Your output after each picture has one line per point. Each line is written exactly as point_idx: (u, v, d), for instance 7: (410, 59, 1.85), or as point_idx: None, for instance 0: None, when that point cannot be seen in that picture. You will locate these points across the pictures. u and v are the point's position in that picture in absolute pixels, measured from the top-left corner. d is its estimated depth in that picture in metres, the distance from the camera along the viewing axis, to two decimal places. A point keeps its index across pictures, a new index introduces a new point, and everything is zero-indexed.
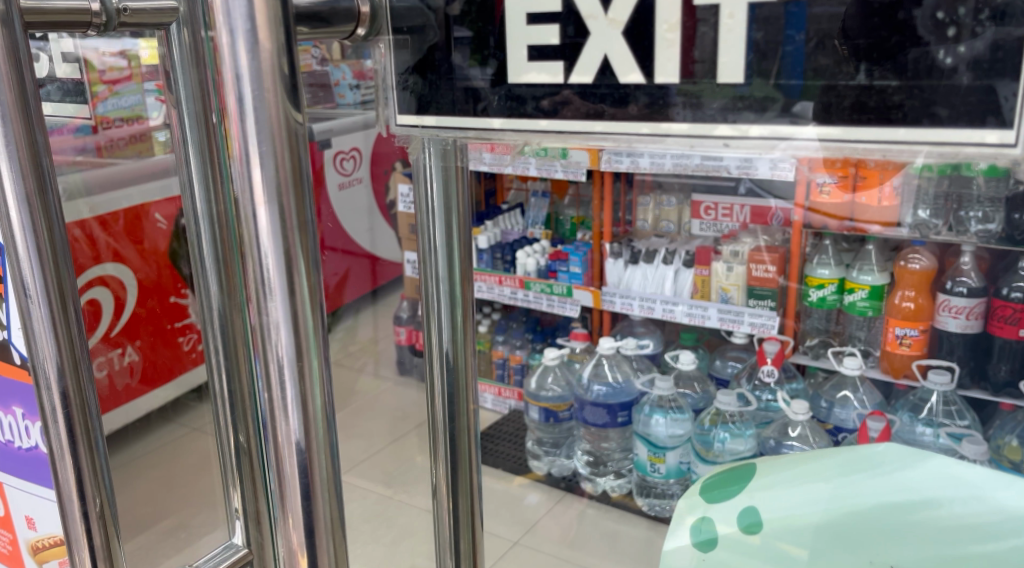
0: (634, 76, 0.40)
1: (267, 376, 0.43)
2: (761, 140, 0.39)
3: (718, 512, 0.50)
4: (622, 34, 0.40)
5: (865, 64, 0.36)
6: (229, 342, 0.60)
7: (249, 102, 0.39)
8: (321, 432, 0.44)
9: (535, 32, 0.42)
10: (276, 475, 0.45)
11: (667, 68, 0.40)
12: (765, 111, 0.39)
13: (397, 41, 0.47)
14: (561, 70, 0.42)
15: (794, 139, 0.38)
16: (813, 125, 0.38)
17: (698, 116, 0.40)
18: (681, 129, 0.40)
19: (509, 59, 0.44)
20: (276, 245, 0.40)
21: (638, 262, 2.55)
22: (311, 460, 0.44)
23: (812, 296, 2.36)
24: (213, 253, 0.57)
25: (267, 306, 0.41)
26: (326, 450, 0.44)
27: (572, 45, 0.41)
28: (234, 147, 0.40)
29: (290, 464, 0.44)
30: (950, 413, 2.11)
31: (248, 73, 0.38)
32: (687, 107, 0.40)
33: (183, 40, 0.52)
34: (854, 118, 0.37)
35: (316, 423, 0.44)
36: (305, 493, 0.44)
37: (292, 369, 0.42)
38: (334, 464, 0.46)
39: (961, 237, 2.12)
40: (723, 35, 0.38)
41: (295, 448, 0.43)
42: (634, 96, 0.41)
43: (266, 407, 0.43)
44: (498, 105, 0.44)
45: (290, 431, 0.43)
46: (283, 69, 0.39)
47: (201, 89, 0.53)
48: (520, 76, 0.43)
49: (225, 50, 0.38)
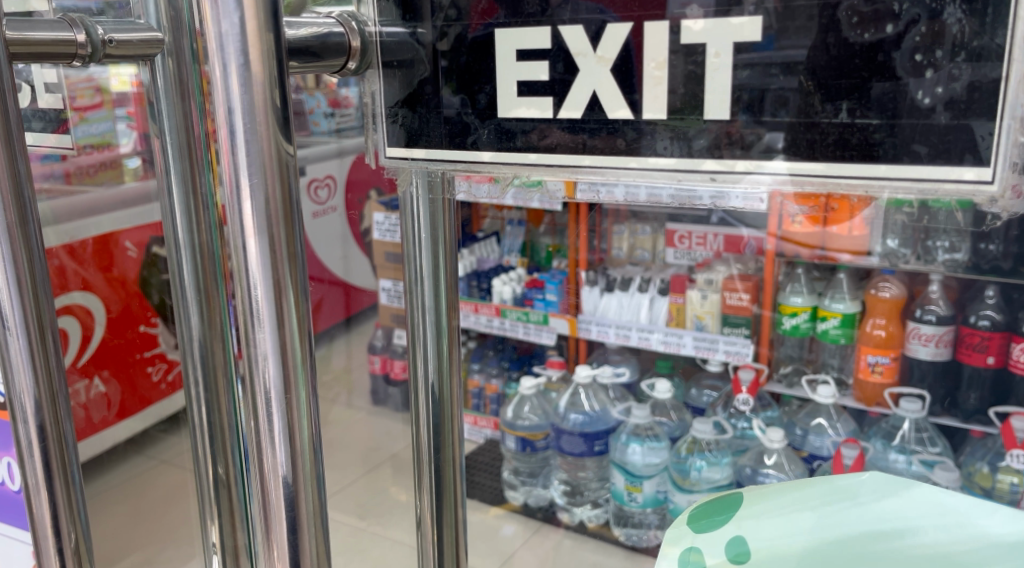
0: (624, 112, 0.41)
1: (254, 401, 0.43)
2: (746, 176, 0.40)
3: (706, 541, 0.47)
4: (611, 69, 0.41)
5: (847, 103, 0.37)
6: (209, 369, 0.61)
7: (241, 134, 0.39)
8: (308, 464, 0.44)
9: (526, 64, 0.43)
10: (261, 509, 0.44)
11: (655, 105, 0.40)
12: (751, 147, 0.39)
13: (386, 74, 0.47)
14: (550, 105, 0.43)
15: (778, 174, 0.39)
16: (794, 161, 0.39)
17: (685, 150, 0.40)
18: (669, 163, 0.41)
19: (499, 93, 0.44)
20: (261, 276, 0.40)
21: (614, 290, 2.56)
22: (298, 493, 0.44)
23: (785, 324, 2.40)
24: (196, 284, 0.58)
25: (255, 337, 0.41)
26: (313, 483, 0.44)
27: (561, 80, 0.42)
28: (224, 180, 0.40)
29: (276, 496, 0.44)
30: (923, 440, 2.15)
31: (241, 104, 0.39)
32: (677, 142, 0.40)
33: (169, 71, 0.53)
34: (837, 154, 0.38)
35: (303, 453, 0.44)
36: (291, 526, 0.44)
37: (280, 403, 0.42)
38: (321, 497, 0.45)
39: (929, 265, 2.22)
40: (710, 73, 0.39)
41: (282, 481, 0.43)
42: (623, 131, 0.41)
43: (252, 437, 0.43)
44: (489, 139, 0.45)
45: (277, 463, 0.43)
46: (276, 102, 0.39)
47: (185, 119, 0.54)
48: (510, 111, 0.44)
49: (217, 83, 0.38)
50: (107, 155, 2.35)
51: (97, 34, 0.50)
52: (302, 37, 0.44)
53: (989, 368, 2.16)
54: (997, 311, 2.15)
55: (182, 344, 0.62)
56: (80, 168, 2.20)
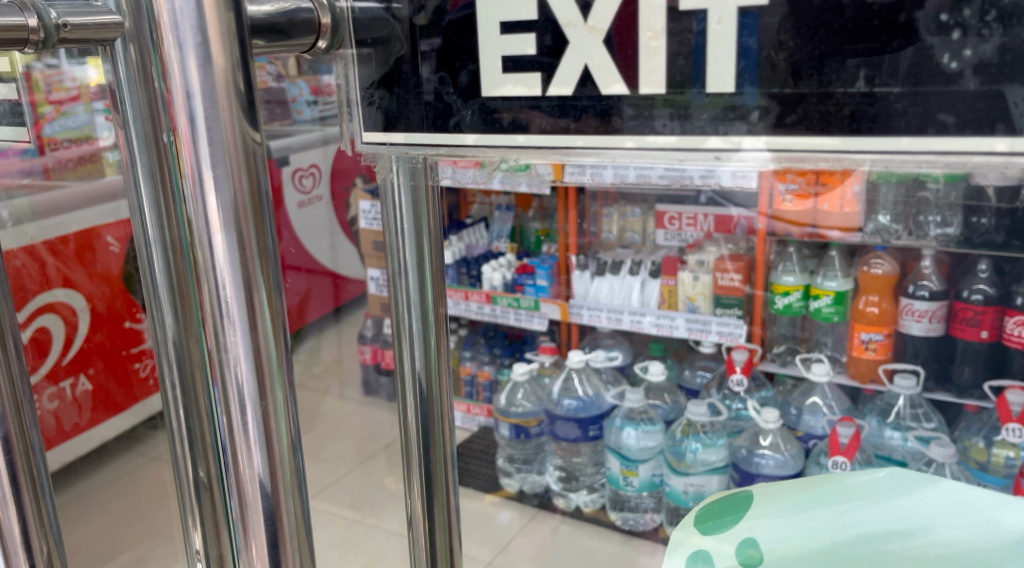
0: (618, 87, 0.38)
1: (226, 402, 0.39)
2: (754, 153, 0.37)
3: (714, 545, 0.44)
4: (605, 39, 0.38)
5: (864, 70, 0.34)
6: (185, 369, 0.58)
7: (202, 122, 0.36)
8: (287, 470, 0.41)
9: (508, 37, 0.40)
10: (240, 523, 0.41)
11: (653, 78, 0.37)
12: (759, 121, 0.36)
13: (361, 54, 0.44)
14: (539, 83, 0.40)
15: (788, 153, 0.36)
16: (810, 134, 0.36)
17: (687, 126, 0.37)
18: (670, 141, 0.38)
19: (484, 70, 0.41)
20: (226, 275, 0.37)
21: (605, 274, 2.53)
22: (278, 504, 0.41)
23: (778, 303, 2.37)
24: (167, 281, 0.55)
25: (226, 339, 0.38)
26: (294, 492, 0.42)
27: (547, 54, 0.39)
28: (185, 170, 0.37)
29: (256, 506, 0.41)
30: (918, 416, 2.14)
31: (199, 89, 0.35)
32: (678, 117, 0.37)
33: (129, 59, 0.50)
34: (854, 127, 0.35)
35: (282, 460, 0.41)
36: (272, 538, 0.41)
37: (255, 407, 0.39)
38: (303, 505, 0.43)
39: (922, 241, 2.22)
40: (712, 41, 0.36)
41: (261, 490, 0.41)
42: (618, 107, 0.38)
43: (227, 441, 0.40)
44: (473, 120, 0.42)
45: (254, 471, 0.40)
46: (239, 84, 0.36)
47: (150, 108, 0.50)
48: (495, 90, 0.41)
49: (173, 66, 0.35)
50: (86, 147, 2.33)
51: (49, 19, 0.48)
52: (269, 14, 0.40)
53: (983, 342, 2.16)
54: (990, 285, 2.15)
55: (156, 343, 0.59)
56: (55, 160, 2.14)
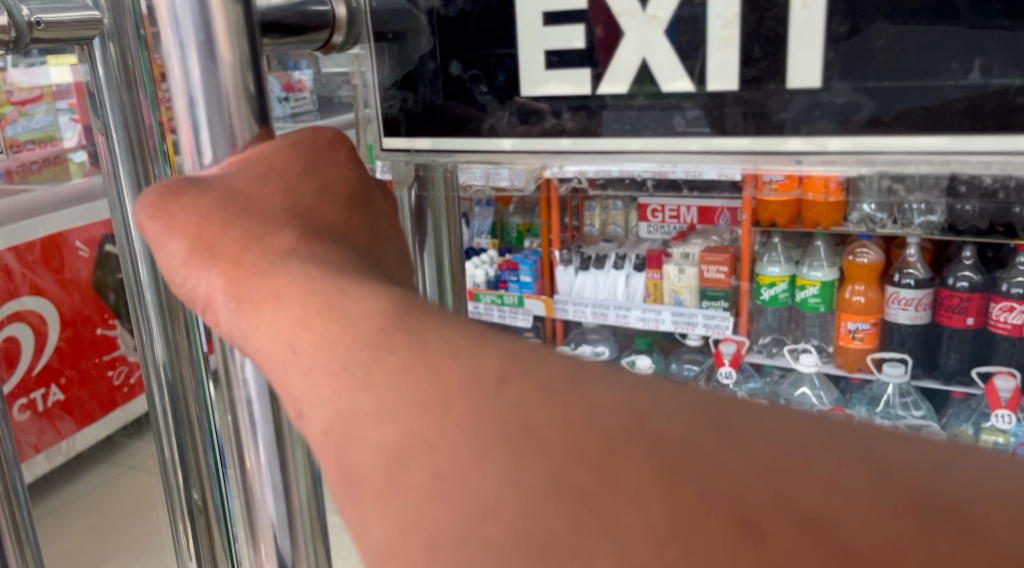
0: (682, 83, 0.52)
1: (237, 402, 0.54)
2: (847, 151, 0.50)
3: None
4: (664, 40, 0.52)
5: (978, 68, 0.46)
6: (174, 383, 0.69)
7: (206, 114, 0.50)
8: (296, 449, 0.56)
9: (555, 42, 0.54)
10: (259, 495, 0.55)
11: (722, 73, 0.51)
12: (852, 118, 0.49)
13: (380, 51, 0.60)
14: (583, 79, 0.54)
15: (888, 154, 0.49)
16: (918, 130, 0.48)
17: (762, 131, 0.51)
18: (744, 141, 0.51)
19: (529, 68, 0.56)
20: (196, 253, 0.48)
21: (589, 268, 2.51)
22: (289, 473, 0.55)
23: (764, 295, 2.35)
24: (155, 298, 0.66)
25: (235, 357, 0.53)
26: (308, 507, 0.57)
27: (595, 59, 0.54)
28: (190, 147, 0.52)
29: (268, 479, 0.55)
30: (907, 405, 2.19)
31: (204, 95, 0.50)
32: (751, 119, 0.51)
33: (108, 63, 0.60)
34: (970, 120, 0.46)
35: (289, 442, 0.55)
36: (285, 497, 0.55)
37: (264, 406, 0.54)
38: (311, 470, 0.57)
39: (906, 228, 2.14)
40: (795, 36, 0.48)
41: (271, 466, 0.55)
42: (680, 103, 0.52)
43: (246, 433, 0.54)
44: (512, 119, 0.57)
45: (262, 452, 0.54)
46: (247, 84, 0.50)
47: (131, 115, 0.62)
48: (540, 85, 0.55)
49: (184, 71, 0.49)
50: (52, 149, 2.17)
51: (21, 17, 0.53)
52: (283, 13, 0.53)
53: (969, 328, 2.15)
54: (975, 273, 2.14)
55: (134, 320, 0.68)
56: (18, 165, 1.98)
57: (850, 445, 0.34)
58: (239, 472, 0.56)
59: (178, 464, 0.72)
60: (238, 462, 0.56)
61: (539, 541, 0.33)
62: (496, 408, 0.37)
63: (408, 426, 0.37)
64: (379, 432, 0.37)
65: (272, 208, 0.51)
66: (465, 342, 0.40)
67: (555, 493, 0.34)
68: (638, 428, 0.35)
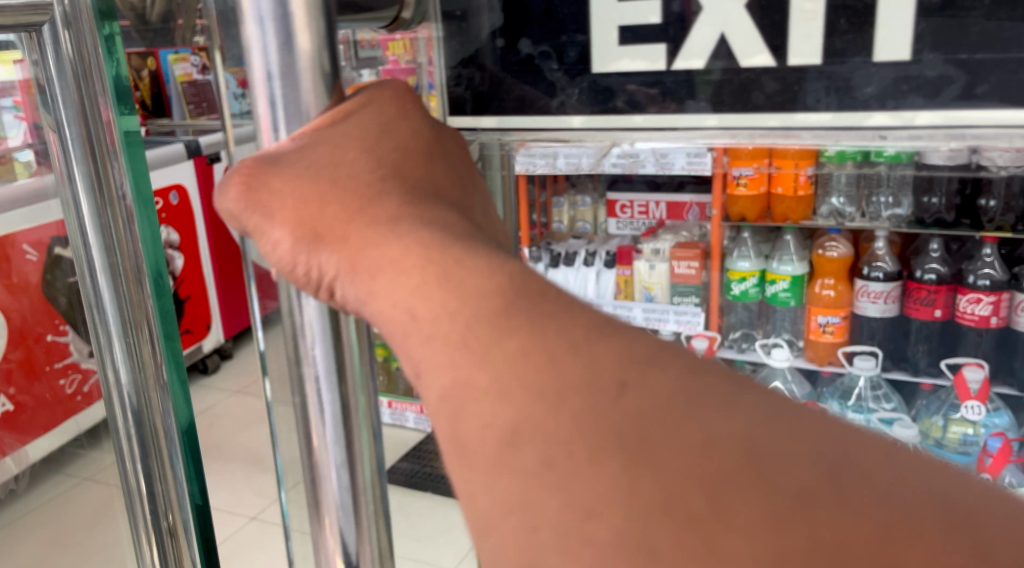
0: (762, 56, 0.61)
1: (307, 391, 0.54)
2: (924, 123, 0.61)
3: None
4: (743, 14, 0.60)
5: None
6: (139, 378, 0.76)
7: (280, 90, 0.50)
8: (366, 438, 0.56)
9: (631, 18, 0.64)
10: (329, 484, 0.56)
11: (805, 52, 0.60)
12: (937, 94, 0.59)
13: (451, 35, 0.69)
14: (658, 59, 0.64)
15: (956, 126, 0.61)
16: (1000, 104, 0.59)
17: (845, 104, 0.61)
18: (825, 117, 0.62)
19: (600, 51, 0.66)
20: (303, 241, 0.46)
21: (560, 265, 2.49)
22: (356, 463, 0.55)
23: (734, 290, 2.35)
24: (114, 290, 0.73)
25: (308, 347, 0.54)
26: (375, 498, 0.57)
27: (668, 35, 0.63)
28: (261, 127, 0.51)
29: (337, 470, 0.55)
30: (878, 398, 2.20)
31: (279, 68, 0.50)
32: (835, 93, 0.61)
33: (63, 74, 0.68)
34: None
35: (359, 430, 0.55)
36: (353, 488, 0.56)
37: (333, 395, 0.54)
38: (377, 461, 0.57)
39: (875, 222, 2.16)
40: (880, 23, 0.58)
41: (338, 455, 0.55)
42: (762, 82, 0.62)
43: (312, 422, 0.54)
44: (582, 98, 0.69)
45: (329, 441, 0.54)
46: (323, 61, 0.50)
47: (86, 120, 0.70)
48: (611, 64, 0.66)
49: (258, 51, 0.49)
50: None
51: None
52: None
53: (937, 320, 2.17)
54: (942, 264, 2.15)
55: (87, 304, 0.75)
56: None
57: (970, 515, 0.34)
58: (305, 459, 0.56)
59: (140, 461, 0.77)
60: (303, 450, 0.56)
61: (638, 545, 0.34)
62: (614, 418, 0.37)
63: (521, 409, 0.38)
64: (491, 412, 0.38)
65: (360, 171, 0.49)
66: (585, 335, 0.40)
67: (665, 515, 0.34)
68: (757, 454, 0.35)
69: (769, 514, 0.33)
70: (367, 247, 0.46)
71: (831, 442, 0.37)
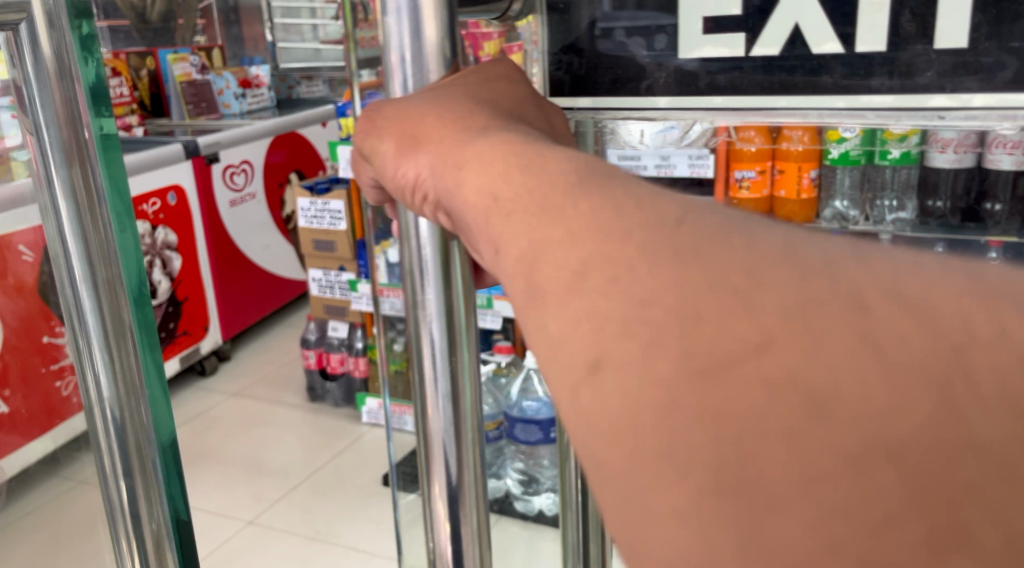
0: (832, 44, 0.68)
1: (421, 338, 0.58)
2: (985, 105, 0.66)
3: None
4: (815, 6, 0.68)
5: None
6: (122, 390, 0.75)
7: (411, 73, 0.57)
8: (467, 390, 0.59)
9: (712, 10, 0.71)
10: (434, 431, 0.59)
11: (869, 38, 0.67)
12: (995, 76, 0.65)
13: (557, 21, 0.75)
14: (741, 43, 0.71)
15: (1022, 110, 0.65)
16: None
17: (906, 87, 0.67)
18: (888, 99, 0.68)
19: (688, 37, 0.72)
20: (405, 141, 0.53)
21: None
22: (460, 412, 0.59)
23: None
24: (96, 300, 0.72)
25: (424, 293, 0.57)
26: (474, 450, 0.60)
27: (749, 25, 0.70)
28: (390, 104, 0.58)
29: (444, 418, 0.58)
30: None
31: (411, 54, 0.56)
32: (895, 77, 0.67)
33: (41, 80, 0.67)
34: None
35: (462, 383, 0.58)
36: (456, 439, 0.59)
37: (443, 343, 0.57)
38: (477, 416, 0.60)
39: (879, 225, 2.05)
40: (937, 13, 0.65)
41: (444, 403, 0.58)
42: (831, 64, 0.69)
43: (423, 368, 0.58)
44: (670, 80, 0.74)
45: (438, 388, 0.58)
46: (444, 47, 0.56)
47: (65, 129, 0.68)
48: (697, 48, 0.72)
49: (396, 38, 0.56)
50: None
51: None
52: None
53: None
54: None
55: (65, 315, 0.73)
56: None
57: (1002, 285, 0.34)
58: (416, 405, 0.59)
59: (123, 476, 0.77)
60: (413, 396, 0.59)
61: (688, 315, 0.34)
62: (658, 237, 0.37)
63: (593, 245, 0.38)
64: (566, 252, 0.38)
65: (458, 94, 0.55)
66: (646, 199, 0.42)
67: (707, 288, 0.34)
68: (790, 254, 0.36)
69: (828, 314, 0.33)
70: (457, 143, 0.50)
71: (896, 260, 0.36)
